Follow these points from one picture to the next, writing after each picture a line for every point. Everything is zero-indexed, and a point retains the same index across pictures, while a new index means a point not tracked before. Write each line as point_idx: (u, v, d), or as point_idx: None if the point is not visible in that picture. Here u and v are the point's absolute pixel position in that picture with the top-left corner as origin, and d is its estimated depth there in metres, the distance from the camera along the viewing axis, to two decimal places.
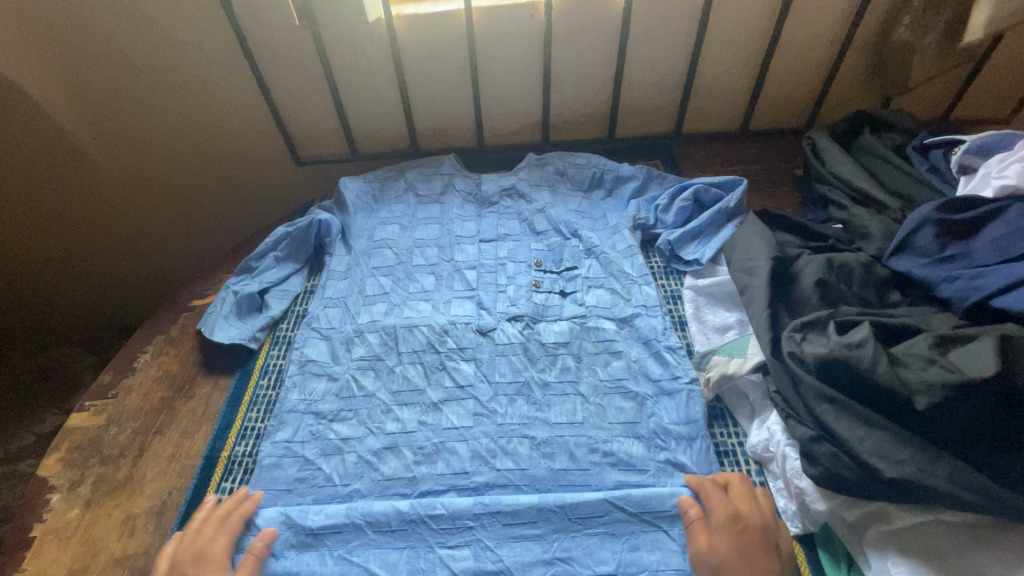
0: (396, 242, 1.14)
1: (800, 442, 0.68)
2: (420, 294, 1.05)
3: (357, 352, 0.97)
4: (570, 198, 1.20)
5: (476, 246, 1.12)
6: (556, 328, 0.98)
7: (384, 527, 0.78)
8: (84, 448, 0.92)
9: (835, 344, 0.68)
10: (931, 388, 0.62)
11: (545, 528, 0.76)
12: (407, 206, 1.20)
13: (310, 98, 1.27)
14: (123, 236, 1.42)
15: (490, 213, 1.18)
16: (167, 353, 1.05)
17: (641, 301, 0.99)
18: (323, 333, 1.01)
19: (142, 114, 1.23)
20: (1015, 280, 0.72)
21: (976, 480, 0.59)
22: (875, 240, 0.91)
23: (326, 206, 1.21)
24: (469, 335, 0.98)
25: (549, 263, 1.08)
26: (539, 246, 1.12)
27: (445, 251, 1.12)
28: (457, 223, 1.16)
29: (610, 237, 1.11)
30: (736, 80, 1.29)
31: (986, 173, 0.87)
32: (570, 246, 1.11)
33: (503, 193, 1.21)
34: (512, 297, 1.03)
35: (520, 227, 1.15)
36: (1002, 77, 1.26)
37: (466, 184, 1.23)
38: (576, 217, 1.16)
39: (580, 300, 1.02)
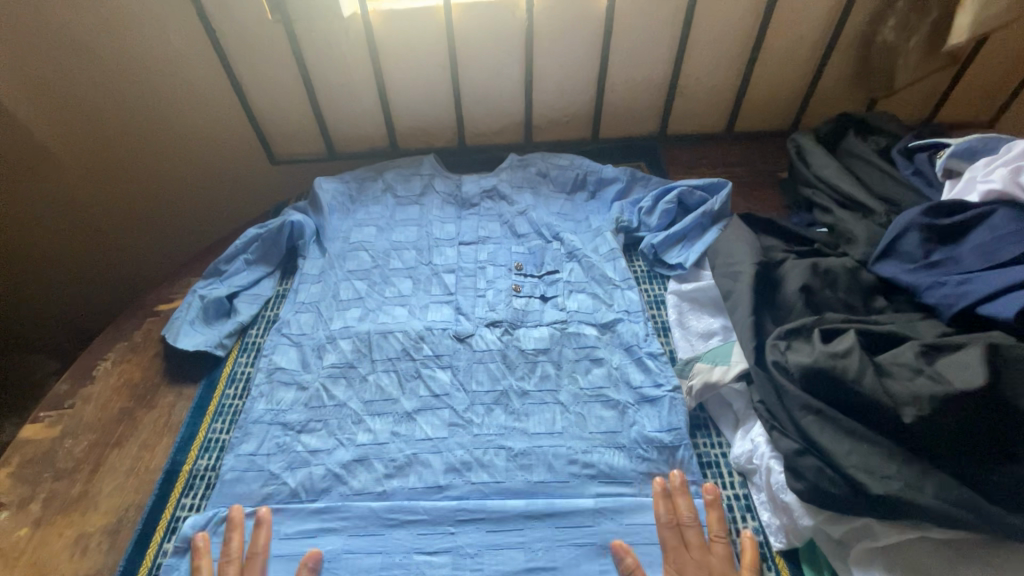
0: (372, 245, 1.10)
1: (784, 455, 0.66)
2: (396, 299, 1.02)
3: (329, 359, 0.93)
4: (552, 200, 1.17)
5: (456, 249, 1.09)
6: (536, 334, 0.95)
7: (362, 531, 0.75)
8: (35, 462, 0.87)
9: (820, 353, 0.66)
10: (918, 400, 0.59)
11: (527, 536, 0.73)
12: (385, 207, 1.16)
13: (284, 95, 1.23)
14: (87, 239, 1.36)
15: (470, 216, 1.15)
16: (129, 360, 1.00)
17: (624, 306, 0.96)
18: (293, 339, 0.96)
19: (110, 113, 1.18)
20: (1003, 286, 0.70)
21: (965, 496, 0.56)
22: (860, 245, 0.90)
23: (299, 207, 1.17)
24: (446, 341, 0.95)
25: (530, 267, 1.05)
26: (520, 249, 1.08)
27: (423, 254, 1.08)
28: (436, 225, 1.13)
29: (593, 240, 1.08)
30: (721, 81, 1.28)
31: (972, 176, 0.86)
32: (551, 250, 1.07)
33: (483, 195, 1.17)
34: (491, 302, 1.00)
35: (501, 230, 1.12)
36: (986, 81, 1.26)
37: (445, 185, 1.19)
38: (558, 220, 1.13)
39: (561, 304, 0.99)
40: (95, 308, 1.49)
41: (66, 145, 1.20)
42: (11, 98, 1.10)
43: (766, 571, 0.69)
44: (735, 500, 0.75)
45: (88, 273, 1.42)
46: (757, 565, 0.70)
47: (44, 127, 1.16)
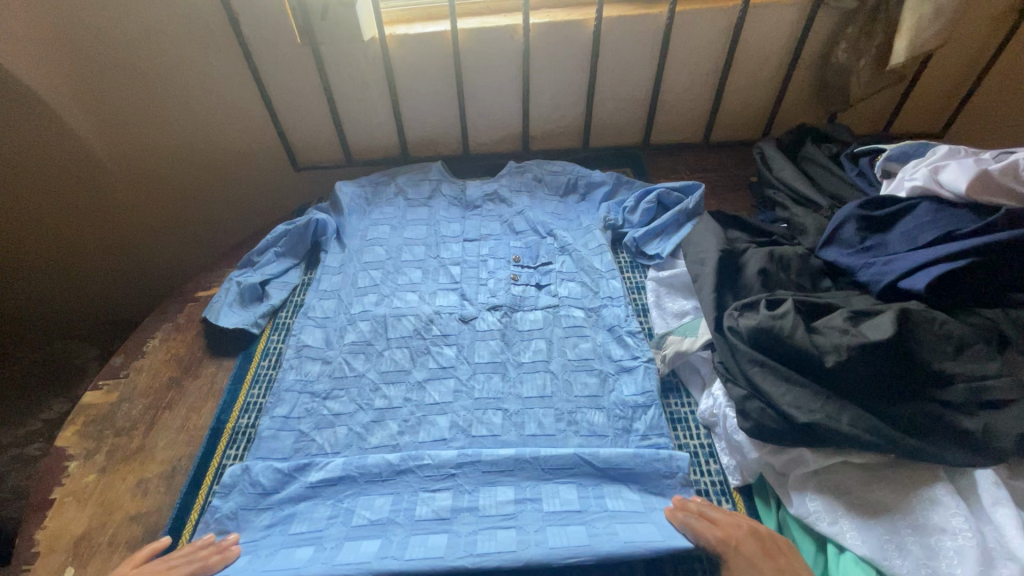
0: (386, 242, 1.24)
1: (735, 400, 0.79)
2: (408, 286, 1.16)
3: (350, 336, 1.07)
4: (547, 202, 1.31)
5: (460, 245, 1.24)
6: (531, 317, 1.09)
7: (376, 477, 0.87)
8: (98, 421, 1.00)
9: (763, 316, 0.80)
10: (838, 349, 0.73)
11: (518, 478, 0.86)
12: (397, 209, 1.31)
13: (309, 109, 1.38)
14: (129, 233, 1.52)
15: (473, 216, 1.30)
16: (175, 338, 1.14)
17: (608, 292, 1.10)
18: (318, 322, 1.10)
19: (151, 124, 1.34)
20: (920, 264, 0.84)
21: (874, 424, 0.70)
22: (811, 235, 1.04)
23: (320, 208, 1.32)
24: (453, 323, 1.09)
25: (527, 259, 1.20)
26: (517, 243, 1.23)
27: (431, 249, 1.23)
28: (443, 224, 1.28)
29: (583, 236, 1.23)
30: (697, 96, 1.43)
31: (902, 176, 1.00)
32: (545, 244, 1.22)
33: (486, 198, 1.33)
34: (492, 289, 1.14)
35: (501, 228, 1.27)
36: (934, 95, 1.42)
37: (451, 190, 1.34)
38: (552, 219, 1.28)
39: (554, 291, 1.13)
40: (130, 295, 1.65)
41: (110, 149, 1.36)
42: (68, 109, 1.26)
43: (724, 503, 0.83)
44: (700, 447, 0.89)
45: (130, 265, 1.59)
46: (717, 499, 0.83)
47: (92, 133, 1.32)
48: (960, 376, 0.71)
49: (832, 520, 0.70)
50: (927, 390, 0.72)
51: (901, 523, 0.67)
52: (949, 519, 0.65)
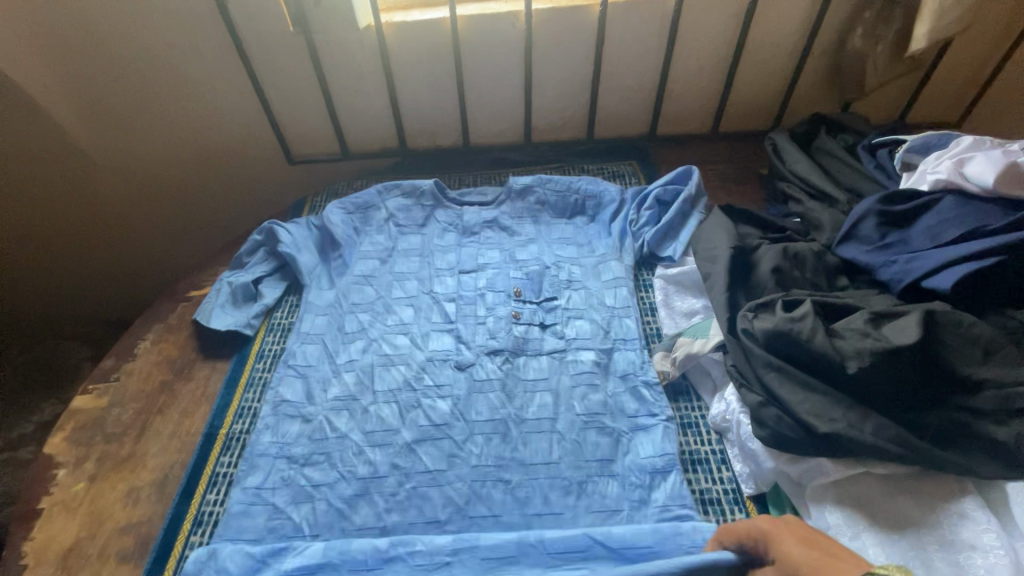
0: (376, 278, 1.12)
1: (750, 408, 0.75)
2: (398, 327, 1.05)
3: (331, 394, 0.96)
4: (554, 226, 1.21)
5: (455, 277, 1.12)
6: (536, 364, 0.98)
7: (361, 566, 0.76)
8: (88, 426, 0.97)
9: (780, 319, 0.76)
10: (861, 354, 0.70)
11: (523, 554, 0.76)
12: (390, 236, 1.19)
13: (304, 100, 1.34)
14: (117, 232, 1.48)
15: (471, 243, 1.18)
16: (166, 339, 1.10)
17: (621, 334, 1.00)
18: (299, 371, 0.99)
19: (138, 114, 1.29)
20: (944, 263, 0.80)
21: (898, 434, 0.66)
22: (826, 231, 1.00)
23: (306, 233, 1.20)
24: (446, 371, 0.98)
25: (528, 293, 1.08)
26: (519, 274, 1.11)
27: (424, 283, 1.11)
28: (437, 254, 1.16)
29: (594, 267, 1.12)
30: (706, 85, 1.38)
31: (924, 169, 0.95)
32: (550, 274, 1.11)
33: (485, 224, 1.21)
34: (491, 330, 1.03)
35: (500, 256, 1.15)
36: (952, 83, 1.37)
37: (447, 215, 1.23)
38: (559, 248, 1.16)
39: (560, 332, 1.02)
40: (114, 294, 1.60)
41: (99, 143, 1.32)
42: (55, 101, 1.22)
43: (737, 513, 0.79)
44: (711, 454, 0.85)
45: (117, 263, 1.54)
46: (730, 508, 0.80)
47: (76, 121, 1.27)
48: (989, 382, 0.67)
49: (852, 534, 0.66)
50: (952, 397, 0.68)
51: (927, 538, 0.63)
52: (979, 536, 0.61)
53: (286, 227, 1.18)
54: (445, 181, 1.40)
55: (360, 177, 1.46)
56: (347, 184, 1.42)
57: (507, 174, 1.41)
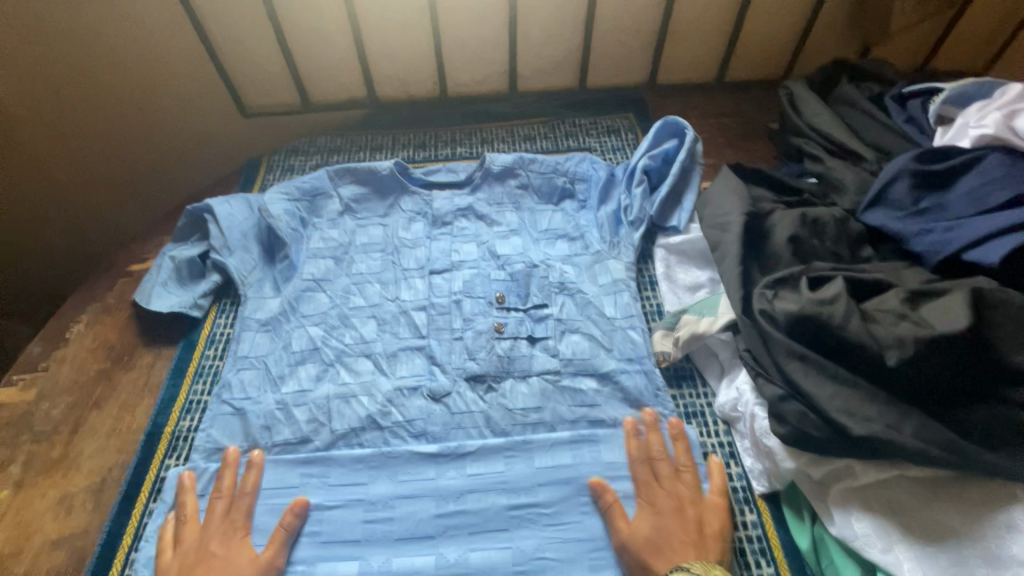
0: (330, 283, 0.95)
1: (769, 401, 0.66)
2: (360, 347, 0.89)
3: (278, 435, 0.80)
4: (540, 214, 1.03)
5: (426, 280, 0.95)
6: (525, 389, 0.83)
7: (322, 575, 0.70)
8: (13, 424, 0.85)
9: (807, 300, 0.65)
10: (903, 343, 0.60)
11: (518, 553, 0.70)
12: (345, 231, 1.01)
13: (254, 39, 1.15)
14: (56, 210, 1.25)
15: (442, 236, 1.01)
16: (103, 322, 0.97)
17: (625, 352, 0.85)
18: (236, 407, 0.83)
19: (52, 49, 1.05)
20: (990, 232, 0.70)
21: (941, 436, 0.57)
22: (850, 193, 0.89)
23: (245, 220, 1.00)
24: (418, 402, 0.83)
25: (514, 298, 0.92)
26: (501, 274, 0.95)
27: (388, 289, 0.95)
28: (405, 251, 0.99)
29: (589, 267, 0.95)
30: (713, 27, 1.23)
31: (965, 122, 0.84)
32: (538, 276, 0.94)
33: (458, 213, 1.03)
34: (469, 348, 0.87)
35: (478, 252, 0.98)
36: (982, 26, 1.23)
37: (414, 202, 1.05)
38: (548, 245, 0.99)
39: (552, 349, 0.87)
40: (54, 284, 1.36)
41: (28, 107, 1.10)
42: None
43: (748, 513, 0.71)
44: (719, 447, 0.77)
45: (55, 245, 1.30)
46: (740, 508, 0.72)
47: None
48: None
49: (884, 547, 0.59)
50: (1004, 391, 0.59)
51: (969, 553, 0.56)
52: None
53: (218, 218, 0.98)
54: (419, 138, 1.25)
55: (323, 133, 1.30)
56: (308, 141, 1.26)
57: (488, 130, 1.26)
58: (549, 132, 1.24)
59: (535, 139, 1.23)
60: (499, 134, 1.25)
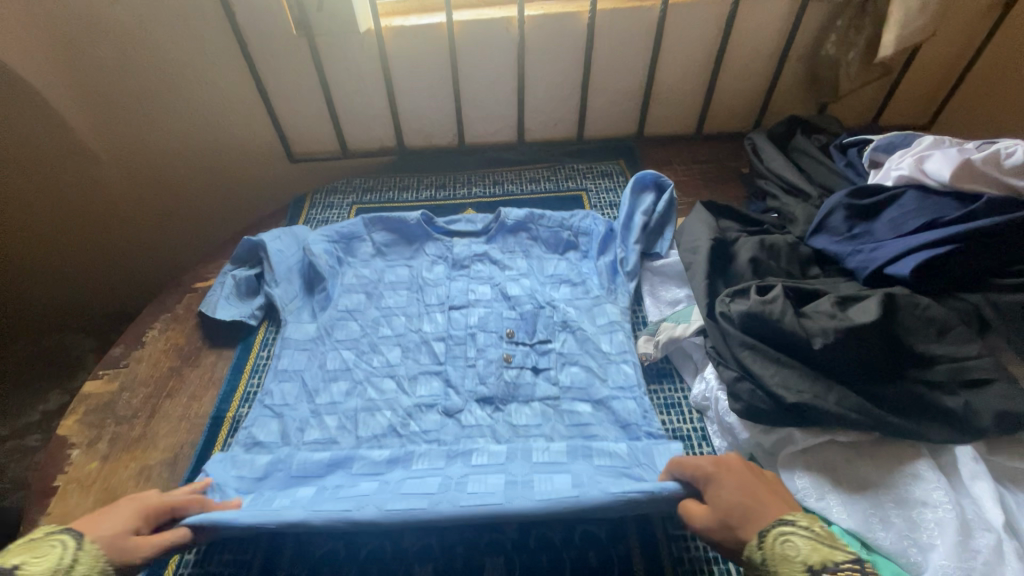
0: (362, 313, 1.10)
1: (726, 383, 0.82)
2: (384, 369, 1.02)
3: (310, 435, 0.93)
4: (545, 262, 1.18)
5: (445, 315, 1.10)
6: (528, 410, 0.95)
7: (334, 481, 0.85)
8: (99, 410, 1.01)
9: (754, 301, 0.82)
10: (826, 332, 0.76)
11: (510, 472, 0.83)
12: (375, 269, 1.17)
13: (305, 100, 1.39)
14: (135, 237, 1.50)
15: (461, 276, 1.16)
16: (174, 328, 1.14)
17: (619, 382, 0.97)
18: (276, 411, 0.97)
19: (127, 104, 1.28)
20: (905, 250, 0.87)
21: (859, 404, 0.73)
22: (800, 224, 1.07)
23: (292, 257, 1.18)
24: (434, 418, 0.95)
25: (522, 333, 1.06)
26: (512, 313, 1.09)
27: (412, 321, 1.09)
28: (428, 289, 1.14)
29: (589, 309, 1.08)
30: (690, 89, 1.45)
31: (888, 166, 1.03)
32: (544, 314, 1.08)
33: (474, 257, 1.19)
34: (481, 374, 1.00)
35: (491, 292, 1.13)
36: (921, 89, 1.45)
37: (437, 247, 1.21)
38: (553, 288, 1.13)
39: (554, 378, 0.99)
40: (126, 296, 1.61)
41: (116, 151, 1.34)
42: (77, 110, 1.26)
43: None
44: (692, 431, 0.92)
45: (131, 264, 1.55)
46: None
47: (76, 110, 1.26)
48: (943, 357, 0.74)
49: (818, 496, 0.73)
50: (909, 370, 0.75)
51: (885, 498, 0.70)
52: (930, 493, 0.68)
53: (270, 255, 1.15)
54: (440, 180, 1.47)
55: (357, 176, 1.52)
56: (345, 182, 1.48)
57: (499, 173, 1.48)
58: (551, 175, 1.46)
59: (539, 181, 1.44)
60: (509, 176, 1.47)
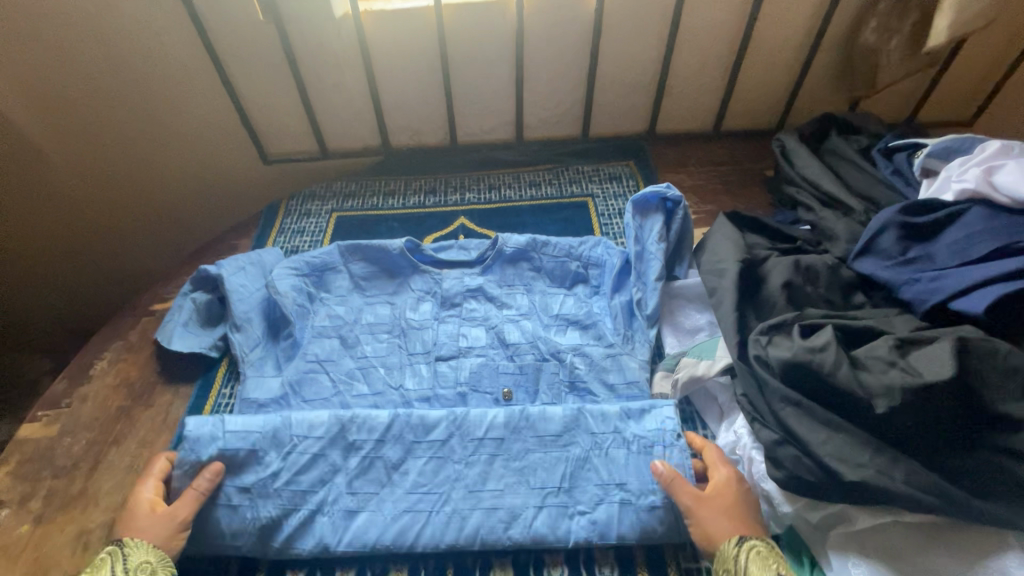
0: (334, 363, 0.94)
1: (766, 446, 0.69)
2: None
3: (265, 508, 0.75)
4: (551, 298, 1.02)
5: (432, 367, 0.94)
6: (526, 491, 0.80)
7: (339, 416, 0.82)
8: (35, 460, 0.88)
9: (799, 348, 0.68)
10: (890, 392, 0.63)
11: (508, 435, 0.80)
12: (352, 307, 1.01)
13: (277, 94, 1.24)
14: (84, 257, 1.30)
15: (451, 317, 1.00)
16: (125, 359, 1.01)
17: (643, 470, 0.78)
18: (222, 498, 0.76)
19: (86, 104, 1.12)
20: (974, 282, 0.73)
21: (930, 483, 0.60)
22: (841, 243, 0.93)
23: (254, 295, 1.00)
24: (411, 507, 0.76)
25: (521, 395, 0.91)
26: (510, 366, 0.94)
27: (392, 375, 0.93)
28: (412, 333, 0.98)
29: (601, 361, 0.93)
30: (708, 82, 1.30)
31: (947, 176, 0.88)
32: (548, 371, 0.93)
33: (467, 294, 1.03)
34: None
35: (487, 336, 0.98)
36: (964, 82, 1.30)
37: (424, 281, 1.05)
38: (558, 333, 0.97)
39: None
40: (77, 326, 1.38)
41: (66, 155, 1.16)
42: (15, 111, 1.07)
43: None
44: None
45: (76, 291, 1.33)
46: None
47: (18, 108, 1.07)
48: None
49: None
50: (988, 437, 0.61)
51: None
52: None
53: (229, 292, 0.97)
54: (430, 183, 1.33)
55: (338, 179, 1.37)
56: (325, 187, 1.33)
57: (496, 176, 1.33)
58: (554, 178, 1.31)
59: (541, 186, 1.30)
60: (506, 180, 1.32)
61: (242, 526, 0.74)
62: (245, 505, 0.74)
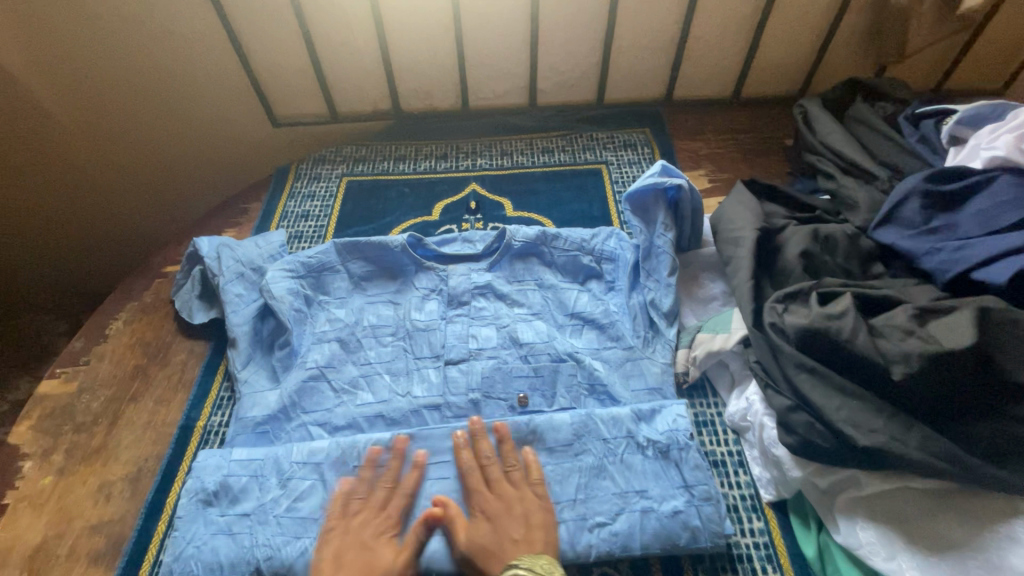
0: (336, 371, 0.89)
1: (778, 412, 0.70)
2: None
3: (263, 535, 0.71)
4: (564, 294, 0.97)
5: (440, 372, 0.89)
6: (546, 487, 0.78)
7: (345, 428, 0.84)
8: (56, 415, 0.90)
9: (815, 315, 0.68)
10: (908, 358, 0.63)
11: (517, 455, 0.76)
12: (353, 309, 0.96)
13: (287, 56, 1.21)
14: (96, 222, 1.34)
15: (459, 317, 0.95)
16: (140, 320, 1.02)
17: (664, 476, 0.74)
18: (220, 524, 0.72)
19: (85, 64, 1.11)
20: (999, 252, 0.72)
21: (946, 449, 0.60)
22: (861, 212, 0.91)
23: (249, 305, 0.96)
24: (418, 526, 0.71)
25: (538, 399, 0.86)
26: (524, 369, 0.88)
27: (399, 382, 0.89)
28: (419, 336, 0.93)
29: (621, 364, 0.88)
30: (729, 45, 1.25)
31: (977, 143, 0.85)
32: (565, 372, 0.88)
33: (475, 291, 0.98)
34: None
35: (498, 336, 0.92)
36: (997, 48, 1.24)
37: (429, 278, 0.99)
38: (573, 334, 0.93)
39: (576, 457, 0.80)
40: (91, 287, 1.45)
41: (77, 117, 1.17)
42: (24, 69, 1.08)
43: (755, 521, 0.74)
44: (728, 456, 0.79)
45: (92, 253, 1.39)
46: (747, 516, 0.74)
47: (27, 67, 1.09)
48: None
49: (888, 555, 0.62)
50: (1006, 406, 0.61)
51: (971, 562, 0.60)
52: None
53: (224, 303, 0.94)
54: (442, 149, 1.31)
55: (348, 143, 1.35)
56: (335, 151, 1.31)
57: (508, 142, 1.31)
58: (567, 145, 1.29)
59: (554, 152, 1.27)
60: (519, 146, 1.30)
61: (237, 555, 0.69)
62: (243, 533, 0.71)
